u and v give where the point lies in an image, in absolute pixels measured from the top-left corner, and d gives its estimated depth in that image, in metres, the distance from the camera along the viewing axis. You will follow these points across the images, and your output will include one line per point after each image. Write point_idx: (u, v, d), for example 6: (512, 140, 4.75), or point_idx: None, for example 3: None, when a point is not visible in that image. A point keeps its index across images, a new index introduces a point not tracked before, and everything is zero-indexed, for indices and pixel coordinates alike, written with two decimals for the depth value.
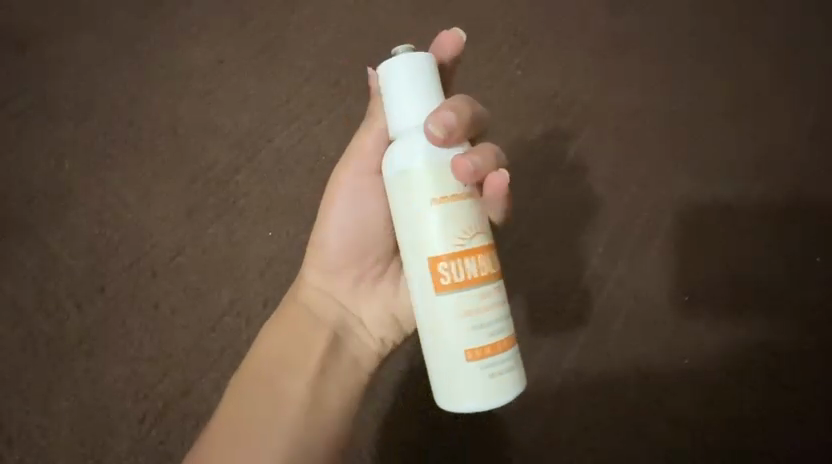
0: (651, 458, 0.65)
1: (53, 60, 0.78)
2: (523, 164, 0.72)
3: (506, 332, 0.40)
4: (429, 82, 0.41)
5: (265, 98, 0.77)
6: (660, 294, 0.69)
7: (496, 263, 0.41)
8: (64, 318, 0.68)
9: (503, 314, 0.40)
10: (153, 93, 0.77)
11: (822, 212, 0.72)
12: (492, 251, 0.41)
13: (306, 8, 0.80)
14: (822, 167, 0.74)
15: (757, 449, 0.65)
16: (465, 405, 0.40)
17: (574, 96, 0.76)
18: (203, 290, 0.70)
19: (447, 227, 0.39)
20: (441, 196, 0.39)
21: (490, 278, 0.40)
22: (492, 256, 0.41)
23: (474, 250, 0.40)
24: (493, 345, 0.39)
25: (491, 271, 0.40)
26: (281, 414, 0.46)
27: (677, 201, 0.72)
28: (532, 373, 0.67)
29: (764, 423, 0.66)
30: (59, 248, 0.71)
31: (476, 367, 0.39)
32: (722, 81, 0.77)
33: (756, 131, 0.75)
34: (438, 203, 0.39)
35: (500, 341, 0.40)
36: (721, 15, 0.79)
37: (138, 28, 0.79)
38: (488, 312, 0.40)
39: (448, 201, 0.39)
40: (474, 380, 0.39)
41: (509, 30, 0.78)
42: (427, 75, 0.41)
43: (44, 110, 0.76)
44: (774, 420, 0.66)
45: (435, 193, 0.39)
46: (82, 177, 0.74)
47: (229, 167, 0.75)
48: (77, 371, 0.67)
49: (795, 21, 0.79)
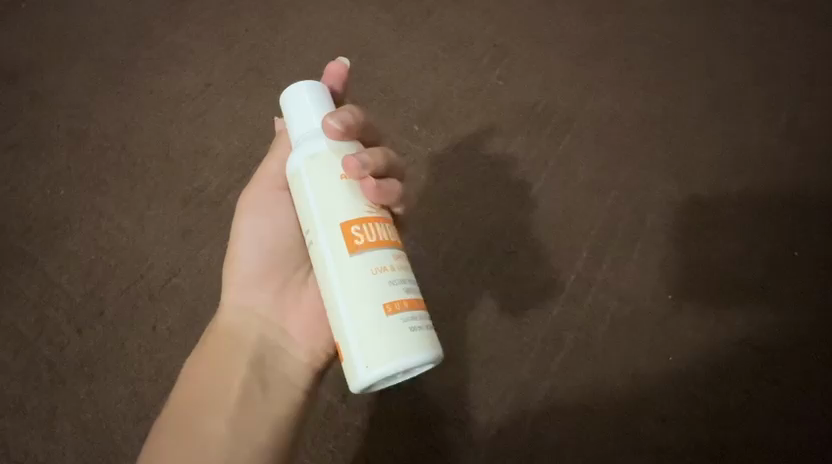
0: (647, 455, 0.65)
1: (47, 93, 0.82)
2: (505, 171, 0.78)
3: (407, 291, 0.40)
4: (306, 105, 0.44)
5: (254, 118, 0.80)
6: (645, 300, 0.71)
7: (367, 236, 0.40)
8: (65, 343, 0.69)
9: (398, 278, 0.40)
10: (145, 119, 0.80)
11: (791, 208, 0.75)
12: (362, 225, 0.40)
13: (290, 30, 0.86)
14: (788, 165, 0.77)
15: (744, 441, 0.65)
16: (367, 380, 0.38)
17: (553, 106, 0.81)
18: (199, 309, 0.71)
19: (354, 197, 0.41)
20: (345, 175, 0.41)
21: (387, 245, 0.40)
22: (360, 230, 0.40)
23: (370, 218, 0.41)
24: (402, 297, 0.39)
25: (361, 242, 0.39)
26: (199, 413, 0.45)
27: (654, 203, 0.76)
28: (522, 378, 0.68)
29: (753, 417, 0.66)
30: (57, 274, 0.72)
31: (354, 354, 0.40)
32: (685, 89, 0.82)
33: (723, 134, 0.79)
34: (344, 181, 0.41)
35: (399, 298, 0.39)
36: (676, 30, 0.86)
37: (130, 58, 0.84)
38: (380, 274, 0.39)
39: (347, 182, 0.41)
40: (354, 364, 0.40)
41: (487, 43, 0.85)
42: (303, 97, 0.44)
43: (39, 142, 0.79)
44: (762, 415, 0.66)
45: (341, 171, 0.41)
46: (77, 204, 0.76)
47: (221, 187, 0.76)
48: (79, 395, 0.67)
49: (744, 32, 0.85)
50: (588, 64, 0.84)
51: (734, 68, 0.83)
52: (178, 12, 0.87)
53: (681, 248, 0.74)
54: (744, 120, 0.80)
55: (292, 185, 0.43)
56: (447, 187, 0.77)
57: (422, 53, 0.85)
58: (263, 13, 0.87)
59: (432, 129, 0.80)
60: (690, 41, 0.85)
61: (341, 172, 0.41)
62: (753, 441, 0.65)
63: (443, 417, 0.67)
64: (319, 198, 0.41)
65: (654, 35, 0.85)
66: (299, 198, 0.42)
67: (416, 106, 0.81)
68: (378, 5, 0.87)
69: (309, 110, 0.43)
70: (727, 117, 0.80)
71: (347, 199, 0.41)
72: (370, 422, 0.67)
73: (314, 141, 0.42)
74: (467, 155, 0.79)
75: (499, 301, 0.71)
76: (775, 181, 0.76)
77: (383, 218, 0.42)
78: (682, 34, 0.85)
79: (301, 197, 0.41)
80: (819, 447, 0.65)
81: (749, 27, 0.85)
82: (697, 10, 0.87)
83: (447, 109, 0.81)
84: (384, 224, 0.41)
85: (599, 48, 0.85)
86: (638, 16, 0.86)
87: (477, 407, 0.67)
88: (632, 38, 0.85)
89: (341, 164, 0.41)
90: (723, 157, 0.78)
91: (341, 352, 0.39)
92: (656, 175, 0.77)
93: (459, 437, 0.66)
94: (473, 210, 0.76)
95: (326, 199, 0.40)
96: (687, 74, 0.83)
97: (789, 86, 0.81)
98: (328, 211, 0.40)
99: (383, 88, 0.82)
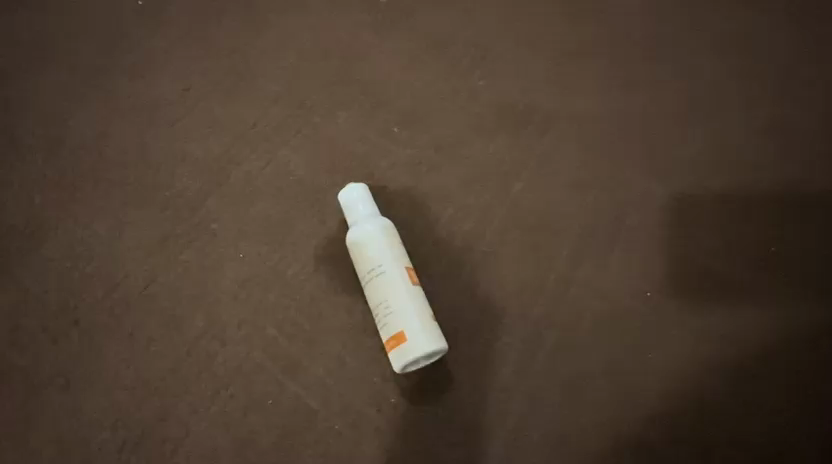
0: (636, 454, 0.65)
1: (21, 99, 0.80)
2: (484, 171, 0.78)
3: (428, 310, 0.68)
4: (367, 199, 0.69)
5: (233, 123, 0.80)
6: (627, 300, 0.71)
7: (413, 278, 0.67)
8: (41, 354, 0.67)
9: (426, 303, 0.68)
10: (122, 125, 0.79)
11: (765, 207, 0.76)
12: (410, 272, 0.67)
13: (269, 33, 0.85)
14: (762, 163, 0.78)
15: (735, 439, 0.66)
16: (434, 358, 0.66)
17: (535, 107, 0.81)
18: (177, 316, 0.69)
19: (404, 255, 0.68)
20: (396, 239, 0.68)
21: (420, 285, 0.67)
22: (410, 276, 0.66)
23: (410, 266, 0.68)
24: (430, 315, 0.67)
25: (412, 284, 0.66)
26: None
27: (635, 200, 0.76)
28: (503, 379, 0.68)
29: (744, 419, 0.67)
30: (31, 282, 0.70)
31: (430, 325, 0.64)
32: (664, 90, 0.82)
33: (701, 131, 0.80)
34: (397, 241, 0.68)
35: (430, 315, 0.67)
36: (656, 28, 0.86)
37: (107, 63, 0.83)
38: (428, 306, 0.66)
39: (399, 243, 0.68)
40: (429, 331, 0.64)
41: (469, 43, 0.85)
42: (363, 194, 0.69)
43: (12, 147, 0.77)
44: (753, 417, 0.67)
45: (395, 236, 0.68)
46: (50, 211, 0.74)
47: (200, 192, 0.76)
48: (54, 405, 0.65)
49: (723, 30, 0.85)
50: (568, 63, 0.84)
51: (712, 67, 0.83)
52: (157, 13, 0.86)
53: (662, 245, 0.74)
54: (723, 119, 0.80)
55: (369, 244, 0.67)
56: (430, 189, 0.77)
57: (404, 53, 0.84)
58: (241, 14, 0.86)
59: (412, 130, 0.80)
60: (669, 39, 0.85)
61: (396, 238, 0.68)
62: (744, 439, 0.66)
63: (429, 421, 0.66)
64: (393, 261, 0.66)
65: (634, 34, 0.85)
66: (378, 255, 0.66)
67: (396, 108, 0.81)
68: (358, 4, 0.87)
69: (365, 196, 0.69)
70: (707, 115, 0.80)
71: (401, 255, 0.67)
72: (351, 426, 0.66)
73: (378, 220, 0.68)
74: (447, 155, 0.78)
75: (482, 301, 0.71)
76: (754, 180, 0.77)
77: (409, 266, 0.68)
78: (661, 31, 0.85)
79: (381, 256, 0.66)
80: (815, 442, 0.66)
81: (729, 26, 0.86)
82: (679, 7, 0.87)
83: (428, 111, 0.81)
84: (412, 273, 0.67)
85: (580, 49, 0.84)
86: (619, 15, 0.86)
87: (462, 407, 0.66)
88: (612, 37, 0.85)
89: (394, 232, 0.68)
90: (705, 156, 0.78)
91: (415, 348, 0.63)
92: (639, 172, 0.78)
93: (448, 437, 0.65)
94: (455, 211, 0.75)
95: (395, 258, 0.67)
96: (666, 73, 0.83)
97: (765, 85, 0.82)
98: (397, 268, 0.66)
99: (364, 91, 0.82)
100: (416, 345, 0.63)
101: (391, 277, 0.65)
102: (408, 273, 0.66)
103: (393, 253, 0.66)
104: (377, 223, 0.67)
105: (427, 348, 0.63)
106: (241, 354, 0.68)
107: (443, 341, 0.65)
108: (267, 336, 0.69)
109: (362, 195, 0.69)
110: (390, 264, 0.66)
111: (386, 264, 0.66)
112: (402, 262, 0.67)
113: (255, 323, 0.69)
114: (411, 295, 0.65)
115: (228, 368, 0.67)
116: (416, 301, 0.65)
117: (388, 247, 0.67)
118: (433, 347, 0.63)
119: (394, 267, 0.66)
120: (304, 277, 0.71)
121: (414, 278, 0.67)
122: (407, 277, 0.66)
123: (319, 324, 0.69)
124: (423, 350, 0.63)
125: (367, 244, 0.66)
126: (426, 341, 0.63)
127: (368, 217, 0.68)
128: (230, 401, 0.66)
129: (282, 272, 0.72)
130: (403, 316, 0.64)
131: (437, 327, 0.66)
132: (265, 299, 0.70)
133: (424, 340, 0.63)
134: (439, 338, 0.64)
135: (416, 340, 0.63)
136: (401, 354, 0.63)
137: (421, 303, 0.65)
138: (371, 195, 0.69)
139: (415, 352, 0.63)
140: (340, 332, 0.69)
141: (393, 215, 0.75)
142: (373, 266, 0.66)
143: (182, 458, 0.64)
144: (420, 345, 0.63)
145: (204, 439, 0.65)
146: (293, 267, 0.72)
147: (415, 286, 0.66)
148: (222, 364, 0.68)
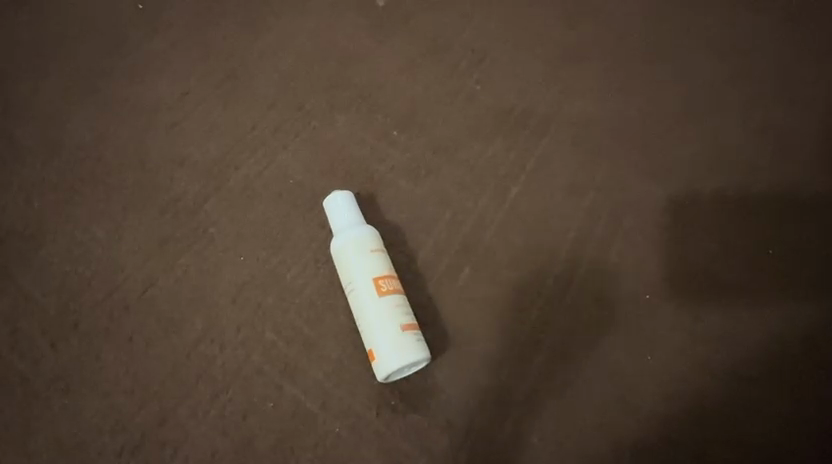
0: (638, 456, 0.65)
1: (21, 102, 0.80)
2: (481, 174, 0.79)
3: (412, 317, 0.65)
4: (345, 207, 0.69)
5: (232, 126, 0.80)
6: (624, 302, 0.72)
7: (387, 286, 0.65)
8: (40, 357, 0.66)
9: (408, 310, 0.65)
10: (121, 129, 0.79)
11: (762, 206, 0.78)
12: (385, 281, 0.65)
13: (268, 38, 0.87)
14: (757, 162, 0.80)
15: (739, 439, 0.65)
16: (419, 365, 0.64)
17: (531, 109, 0.84)
18: (176, 319, 0.69)
19: (380, 264, 0.66)
20: (374, 247, 0.67)
21: (399, 292, 0.65)
22: (383, 284, 0.65)
23: (389, 274, 0.66)
24: (413, 322, 0.64)
25: (383, 293, 0.64)
26: None
27: (632, 201, 0.78)
28: (501, 380, 0.68)
29: (742, 422, 0.66)
30: (30, 286, 0.70)
31: (399, 338, 0.62)
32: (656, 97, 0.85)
33: (695, 133, 0.82)
34: (375, 249, 0.67)
35: (413, 322, 0.64)
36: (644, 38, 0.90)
37: (107, 66, 0.83)
38: (404, 313, 0.64)
39: (377, 251, 0.67)
40: (395, 345, 0.62)
41: (466, 48, 0.88)
42: (338, 202, 0.69)
43: (11, 150, 0.77)
44: (752, 419, 0.66)
45: (373, 244, 0.67)
46: (49, 215, 0.73)
47: (199, 195, 0.76)
48: (53, 409, 0.64)
49: (708, 39, 0.90)
50: (562, 70, 0.87)
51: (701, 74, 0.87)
52: (156, 19, 0.87)
53: (658, 247, 0.75)
54: (714, 122, 0.83)
55: (341, 257, 0.67)
56: (428, 191, 0.77)
57: (402, 59, 0.87)
58: (241, 20, 0.88)
59: (410, 134, 0.81)
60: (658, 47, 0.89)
61: (374, 247, 0.67)
62: (747, 439, 0.65)
63: (430, 423, 0.66)
64: (362, 271, 0.65)
65: (624, 43, 0.89)
66: (348, 267, 0.66)
67: (394, 111, 0.82)
68: (357, 10, 0.90)
69: (341, 205, 0.69)
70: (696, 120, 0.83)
71: (374, 264, 0.66)
72: (350, 429, 0.65)
73: (352, 229, 0.67)
74: (445, 158, 0.80)
75: (480, 303, 0.71)
76: (746, 183, 0.79)
77: (387, 274, 0.66)
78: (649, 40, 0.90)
79: (351, 267, 0.66)
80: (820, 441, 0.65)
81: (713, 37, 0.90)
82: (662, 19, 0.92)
83: (426, 114, 0.83)
84: (390, 281, 0.65)
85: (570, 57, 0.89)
86: (609, 27, 0.91)
87: (462, 410, 0.66)
88: (603, 46, 0.89)
89: (372, 241, 0.67)
90: (698, 157, 0.81)
91: (381, 361, 0.62)
92: (636, 174, 0.79)
93: (449, 438, 0.65)
94: (453, 214, 0.76)
95: (364, 267, 0.65)
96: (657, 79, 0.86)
97: (751, 90, 0.85)
98: (367, 277, 0.65)
99: (362, 94, 0.83)
100: (383, 363, 0.62)
101: (360, 294, 0.65)
102: (378, 285, 0.64)
103: (363, 263, 0.66)
104: (348, 234, 0.67)
105: (392, 365, 0.62)
106: (239, 358, 0.68)
107: (415, 352, 0.62)
108: (266, 339, 0.69)
109: (337, 211, 0.69)
110: (359, 280, 0.65)
111: (356, 280, 0.65)
112: (374, 272, 0.65)
113: (254, 326, 0.69)
114: (377, 309, 0.63)
115: (228, 371, 0.67)
116: (383, 314, 0.63)
117: (356, 258, 0.66)
118: (398, 362, 0.62)
119: (362, 282, 0.65)
120: (303, 280, 0.72)
121: (389, 287, 0.65)
122: (376, 290, 0.64)
123: (318, 327, 0.69)
124: (389, 367, 0.62)
125: (342, 261, 0.67)
126: (390, 357, 0.62)
127: (345, 228, 0.68)
128: (228, 405, 0.66)
129: (281, 275, 0.72)
130: (369, 334, 0.63)
131: (414, 336, 0.63)
132: (265, 301, 0.71)
133: (389, 356, 0.62)
134: (409, 350, 0.62)
135: (383, 357, 0.62)
136: (374, 368, 0.63)
137: (389, 315, 0.63)
138: (346, 207, 0.68)
139: (384, 369, 0.62)
140: (339, 335, 0.69)
141: (391, 218, 0.75)
142: (348, 282, 0.66)
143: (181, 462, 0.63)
144: (386, 363, 0.62)
145: (204, 442, 0.64)
146: (292, 270, 0.72)
147: (386, 297, 0.64)
148: (221, 367, 0.67)
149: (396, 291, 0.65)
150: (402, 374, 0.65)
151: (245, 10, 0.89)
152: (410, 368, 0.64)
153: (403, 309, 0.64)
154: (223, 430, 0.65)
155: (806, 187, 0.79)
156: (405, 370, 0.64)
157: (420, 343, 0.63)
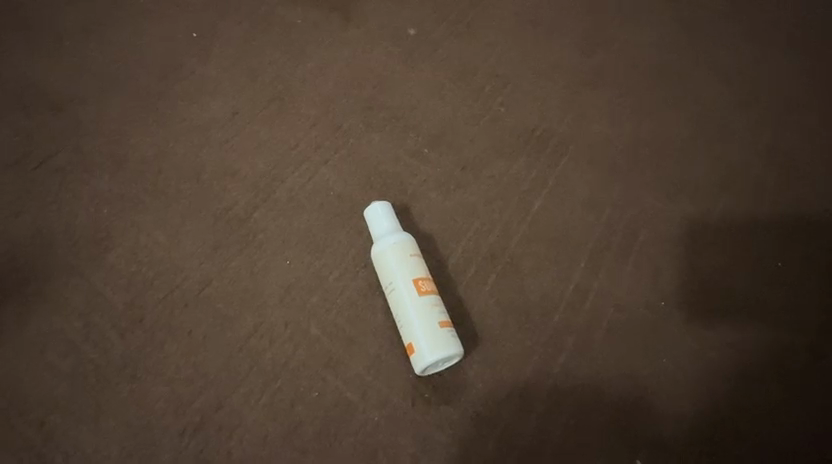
0: (653, 445, 0.71)
1: (89, 120, 0.88)
2: (506, 190, 0.87)
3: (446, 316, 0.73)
4: (385, 216, 0.76)
5: (279, 143, 0.88)
6: (636, 308, 0.79)
7: (424, 287, 0.73)
8: (110, 347, 0.73)
9: (443, 309, 0.73)
10: (178, 145, 0.87)
11: (764, 224, 0.86)
12: (421, 282, 0.73)
13: (308, 63, 0.95)
14: (756, 186, 0.89)
15: (746, 434, 0.72)
16: (454, 358, 0.71)
17: (551, 131, 0.92)
18: (230, 316, 0.76)
19: (417, 267, 0.74)
20: (412, 252, 0.75)
21: (434, 293, 0.73)
22: (420, 285, 0.72)
23: (425, 277, 0.74)
24: (447, 320, 0.72)
25: (421, 293, 0.72)
26: None
27: (643, 219, 0.86)
28: (527, 376, 0.75)
29: (749, 423, 0.73)
30: (100, 284, 0.77)
31: (436, 333, 0.70)
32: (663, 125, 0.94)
33: (699, 158, 0.91)
34: (412, 253, 0.74)
35: (448, 321, 0.72)
36: (651, 72, 0.99)
37: (164, 87, 0.91)
38: (440, 312, 0.72)
39: (414, 255, 0.75)
40: (433, 340, 0.69)
41: (488, 75, 0.96)
42: (379, 212, 0.77)
43: (83, 164, 0.85)
44: (757, 420, 0.73)
45: (412, 249, 0.75)
46: (117, 222, 0.81)
47: (249, 206, 0.83)
48: (122, 393, 0.71)
49: (709, 74, 0.99)
50: (577, 98, 0.95)
51: (703, 105, 0.96)
52: (207, 48, 0.95)
53: (667, 260, 0.83)
54: (717, 149, 0.92)
55: (382, 259, 0.74)
56: (457, 204, 0.85)
57: (431, 83, 0.95)
58: (283, 48, 0.96)
59: (441, 151, 0.89)
60: (664, 81, 0.98)
61: (413, 252, 0.75)
62: (752, 434, 0.72)
63: (465, 413, 0.72)
64: (402, 273, 0.73)
65: (632, 76, 0.98)
66: (389, 269, 0.73)
67: (424, 131, 0.90)
68: (388, 39, 0.98)
69: (382, 215, 0.76)
70: (701, 146, 0.92)
71: (411, 266, 0.73)
72: (388, 418, 0.72)
73: (391, 236, 0.75)
74: (472, 174, 0.87)
75: (505, 307, 0.78)
76: (747, 206, 0.88)
77: (423, 277, 0.73)
78: (655, 75, 0.99)
79: (391, 269, 0.73)
80: (817, 438, 0.73)
81: (713, 73, 1.00)
82: (673, 54, 1.01)
83: (453, 134, 0.91)
84: (426, 283, 0.73)
85: (585, 85, 0.97)
86: (618, 61, 1.00)
87: (493, 401, 0.73)
88: (614, 78, 0.98)
89: (410, 247, 0.75)
90: (703, 178, 0.89)
91: (419, 354, 0.69)
92: (647, 194, 0.88)
93: (483, 427, 0.72)
94: (479, 225, 0.84)
95: (404, 269, 0.73)
96: (663, 109, 0.95)
97: (748, 120, 0.95)
98: (407, 279, 0.72)
99: (396, 115, 0.92)
100: (421, 356, 0.69)
101: (400, 293, 0.72)
102: (416, 286, 0.72)
103: (402, 266, 0.73)
104: (389, 239, 0.75)
105: (429, 357, 0.69)
106: (287, 352, 0.75)
107: (450, 346, 0.70)
108: (312, 334, 0.76)
109: (377, 219, 0.76)
110: (400, 281, 0.72)
111: (396, 280, 0.73)
112: (412, 274, 0.73)
113: (301, 323, 0.76)
114: (417, 307, 0.71)
115: (278, 363, 0.74)
116: (422, 312, 0.70)
117: (397, 261, 0.73)
118: (435, 355, 0.69)
119: (402, 283, 0.72)
120: (344, 283, 0.79)
121: (426, 288, 0.73)
122: (416, 290, 0.72)
123: (357, 326, 0.77)
124: (427, 359, 0.69)
125: (383, 264, 0.74)
126: (429, 350, 0.69)
127: (385, 234, 0.76)
128: (278, 393, 0.72)
129: (326, 277, 0.79)
130: (409, 329, 0.70)
131: (449, 333, 0.71)
132: (311, 301, 0.78)
133: (428, 350, 0.69)
134: (445, 344, 0.69)
135: (422, 350, 0.69)
136: (413, 361, 0.70)
137: (427, 313, 0.71)
138: (385, 215, 0.76)
139: (422, 362, 0.69)
140: (378, 333, 0.76)
141: (424, 227, 0.83)
142: (388, 283, 0.73)
143: (236, 444, 0.69)
144: (424, 355, 0.69)
145: (256, 427, 0.70)
146: (334, 273, 0.80)
147: (424, 297, 0.72)
148: (270, 359, 0.74)
149: (432, 292, 0.73)
150: (438, 368, 0.72)
151: (287, 39, 0.97)
152: (444, 363, 0.72)
153: (439, 308, 0.72)
154: (274, 415, 0.71)
155: (802, 213, 0.87)
156: (440, 362, 0.71)
157: (454, 339, 0.71)
